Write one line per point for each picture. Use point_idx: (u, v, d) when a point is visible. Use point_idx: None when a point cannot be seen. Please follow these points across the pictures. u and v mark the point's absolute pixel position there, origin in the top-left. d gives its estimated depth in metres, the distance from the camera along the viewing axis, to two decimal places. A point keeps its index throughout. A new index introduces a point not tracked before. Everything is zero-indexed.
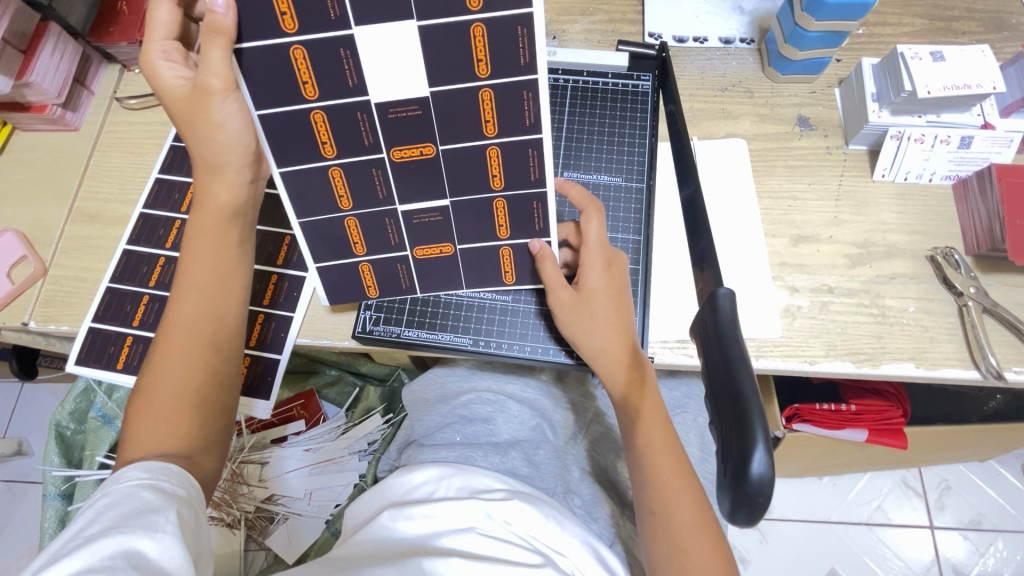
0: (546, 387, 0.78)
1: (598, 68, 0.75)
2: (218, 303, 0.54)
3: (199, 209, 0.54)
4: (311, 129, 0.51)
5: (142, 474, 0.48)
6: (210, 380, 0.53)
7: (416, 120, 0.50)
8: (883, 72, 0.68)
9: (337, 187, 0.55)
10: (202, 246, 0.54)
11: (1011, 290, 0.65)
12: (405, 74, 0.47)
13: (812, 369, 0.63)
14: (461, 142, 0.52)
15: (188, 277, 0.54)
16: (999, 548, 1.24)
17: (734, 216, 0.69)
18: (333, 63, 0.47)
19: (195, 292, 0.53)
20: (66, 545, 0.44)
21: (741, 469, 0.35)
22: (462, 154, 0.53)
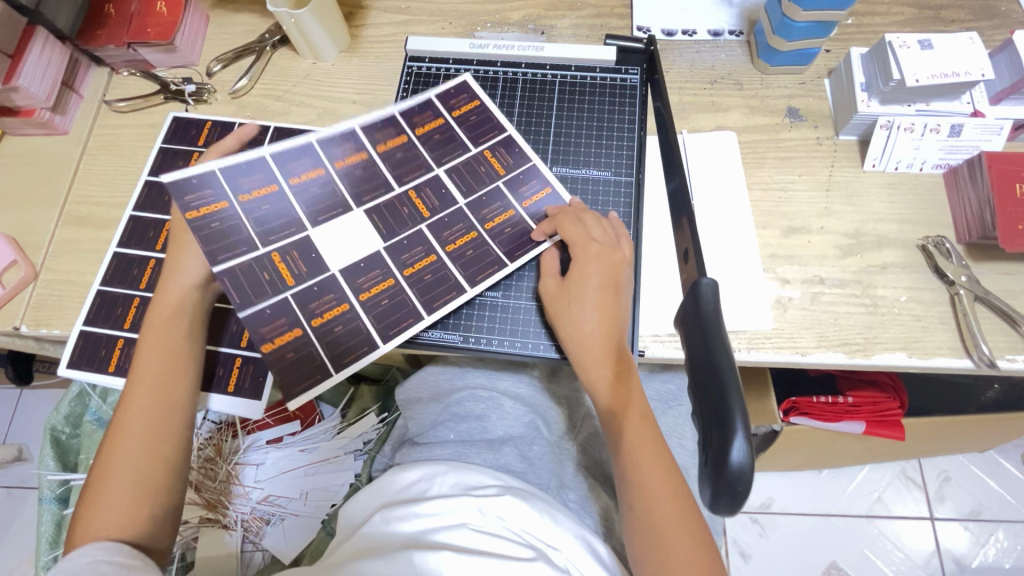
0: (540, 384, 0.78)
1: (586, 63, 0.75)
2: (159, 392, 0.56)
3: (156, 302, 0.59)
4: (406, 157, 0.68)
5: (97, 550, 0.49)
6: (147, 468, 0.54)
7: (387, 208, 0.65)
8: (872, 61, 0.68)
9: (487, 161, 0.69)
10: (156, 331, 0.58)
11: (1005, 278, 0.65)
12: (350, 222, 0.64)
13: (805, 360, 0.63)
14: (397, 239, 0.64)
15: (138, 366, 0.57)
16: (999, 538, 1.24)
17: (725, 209, 0.69)
18: (312, 193, 0.64)
19: (140, 379, 0.56)
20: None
21: (722, 455, 0.34)
22: (393, 257, 0.64)
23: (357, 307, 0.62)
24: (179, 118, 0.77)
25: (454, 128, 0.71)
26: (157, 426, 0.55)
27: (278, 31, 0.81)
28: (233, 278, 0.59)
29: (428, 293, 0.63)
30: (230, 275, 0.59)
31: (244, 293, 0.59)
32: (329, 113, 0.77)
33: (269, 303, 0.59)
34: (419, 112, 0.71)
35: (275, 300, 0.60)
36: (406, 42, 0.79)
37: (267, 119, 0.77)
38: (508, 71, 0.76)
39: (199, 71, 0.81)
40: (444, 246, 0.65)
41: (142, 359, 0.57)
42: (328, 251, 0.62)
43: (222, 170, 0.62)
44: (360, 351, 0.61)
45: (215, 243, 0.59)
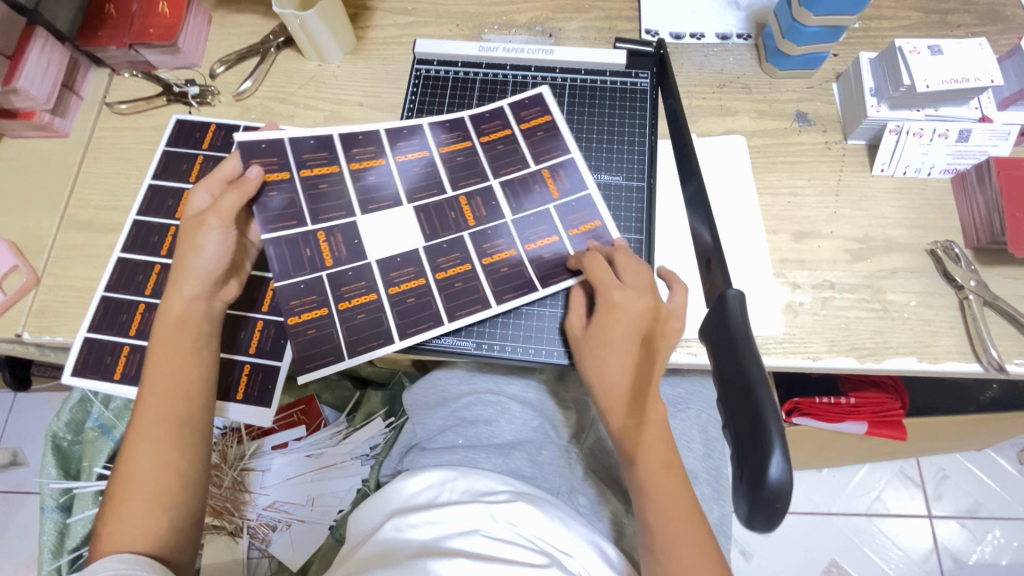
0: (548, 387, 0.78)
1: (596, 66, 0.75)
2: (174, 409, 0.55)
3: (164, 315, 0.57)
4: (466, 160, 0.69)
5: (118, 564, 0.49)
6: (162, 484, 0.53)
7: (439, 208, 0.67)
8: (882, 66, 0.68)
9: (546, 182, 0.68)
10: (165, 344, 0.57)
11: (1012, 282, 0.65)
12: (399, 216, 0.66)
13: (816, 365, 0.63)
14: (439, 240, 0.66)
15: (149, 382, 0.56)
16: (996, 535, 1.26)
17: (735, 214, 0.69)
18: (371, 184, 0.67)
19: (153, 395, 0.55)
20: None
21: (760, 471, 0.33)
22: (429, 258, 0.65)
23: (383, 298, 0.64)
24: (183, 121, 0.76)
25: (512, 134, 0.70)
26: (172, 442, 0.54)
27: (283, 33, 0.80)
28: (280, 251, 0.63)
29: (449, 303, 0.64)
30: (278, 248, 0.63)
31: (285, 265, 0.63)
32: (335, 116, 0.76)
33: (304, 279, 0.64)
34: (489, 121, 0.71)
35: (310, 277, 0.64)
36: (414, 44, 0.78)
37: (273, 123, 0.76)
38: (517, 74, 0.75)
39: (202, 72, 0.80)
40: (480, 259, 0.65)
41: (152, 374, 0.56)
42: (371, 241, 0.65)
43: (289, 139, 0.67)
44: (373, 342, 0.63)
45: (278, 211, 0.64)
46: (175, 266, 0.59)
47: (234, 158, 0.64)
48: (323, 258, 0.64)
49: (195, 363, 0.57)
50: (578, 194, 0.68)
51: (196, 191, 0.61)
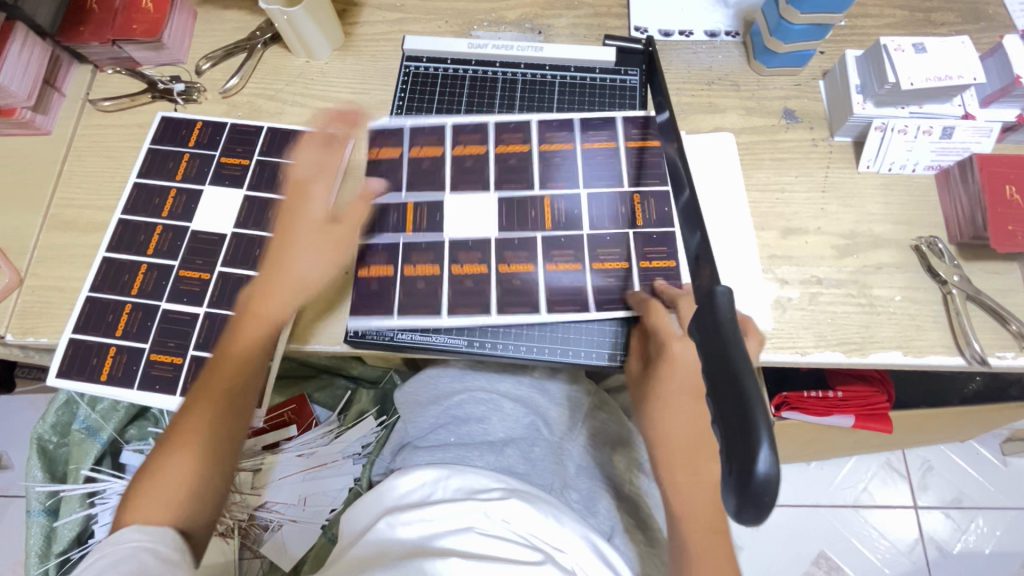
0: (540, 383, 0.79)
1: (585, 63, 0.75)
2: (230, 394, 0.56)
3: (264, 299, 0.59)
4: (562, 170, 0.69)
5: (139, 536, 0.50)
6: (199, 466, 0.54)
7: (527, 203, 0.68)
8: (867, 63, 0.68)
9: (633, 207, 0.67)
10: (242, 334, 0.58)
11: (995, 277, 0.66)
12: (483, 202, 0.69)
13: (804, 360, 0.64)
14: (512, 232, 0.67)
15: (223, 362, 0.57)
16: (979, 524, 1.29)
17: (724, 211, 0.69)
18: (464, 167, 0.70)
19: (218, 376, 0.57)
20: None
21: (747, 469, 0.33)
22: (496, 247, 0.67)
23: (445, 274, 0.66)
24: (168, 118, 0.75)
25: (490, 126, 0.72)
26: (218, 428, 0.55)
27: (269, 29, 0.79)
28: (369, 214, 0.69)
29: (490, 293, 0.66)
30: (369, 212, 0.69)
31: (372, 226, 0.69)
32: (323, 113, 0.76)
33: (384, 242, 0.68)
34: (512, 130, 0.72)
35: (390, 243, 0.68)
36: (403, 40, 0.78)
37: (260, 120, 0.76)
38: (507, 71, 0.76)
39: (188, 69, 0.79)
40: (545, 264, 0.66)
41: (227, 355, 0.58)
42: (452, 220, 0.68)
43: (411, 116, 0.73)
44: (418, 312, 0.65)
45: (377, 176, 0.70)
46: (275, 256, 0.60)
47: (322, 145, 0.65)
48: (404, 227, 0.68)
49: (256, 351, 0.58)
50: (659, 228, 0.67)
51: (324, 177, 0.63)
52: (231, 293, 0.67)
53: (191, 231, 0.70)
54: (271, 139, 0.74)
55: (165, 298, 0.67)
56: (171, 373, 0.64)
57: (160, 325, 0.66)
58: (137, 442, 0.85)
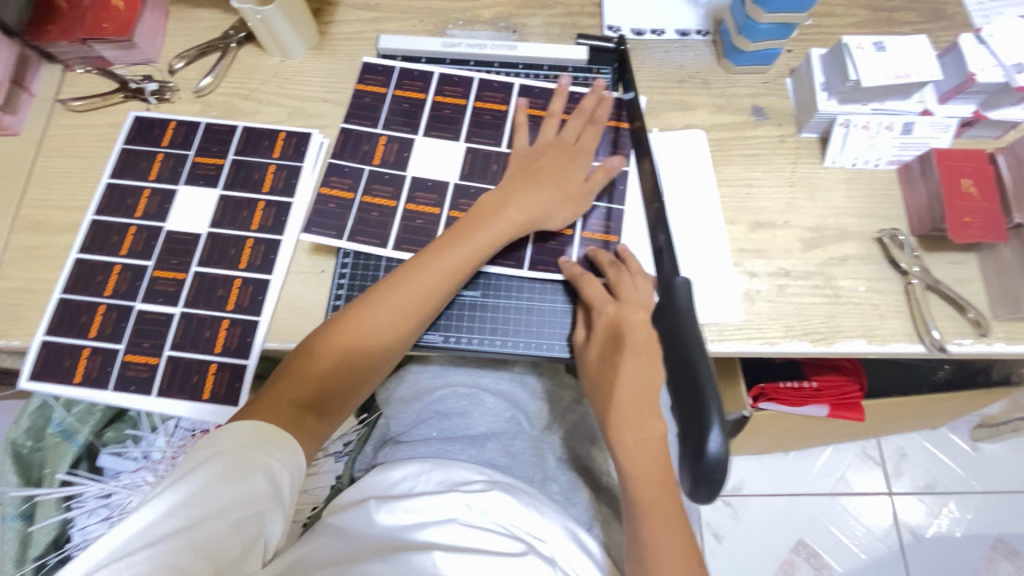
0: (521, 378, 0.80)
1: (558, 61, 0.76)
2: (356, 351, 0.58)
3: (431, 262, 0.61)
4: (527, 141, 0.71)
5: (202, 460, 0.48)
6: (307, 416, 0.55)
7: (489, 155, 0.71)
8: (830, 62, 0.71)
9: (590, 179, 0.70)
10: (430, 291, 0.60)
11: (953, 267, 0.69)
12: (447, 150, 0.71)
13: (773, 350, 0.66)
14: (472, 181, 0.70)
15: (358, 315, 0.59)
16: (950, 508, 1.33)
17: (695, 206, 0.71)
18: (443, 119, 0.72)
19: (354, 331, 0.58)
20: (162, 525, 0.44)
21: (702, 447, 0.32)
22: (453, 193, 0.69)
23: (399, 209, 0.69)
24: (141, 118, 0.75)
25: (467, 116, 0.73)
26: (336, 386, 0.58)
27: (243, 27, 0.78)
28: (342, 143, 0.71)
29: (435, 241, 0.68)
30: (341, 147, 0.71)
31: (343, 150, 0.71)
32: (299, 112, 0.76)
33: (351, 169, 0.70)
34: (493, 89, 0.74)
35: (357, 168, 0.70)
36: (377, 40, 0.78)
37: (235, 119, 0.75)
38: (481, 70, 0.76)
39: (161, 68, 0.78)
40: None
41: (375, 307, 0.59)
42: (417, 159, 0.71)
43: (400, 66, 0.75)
44: (367, 243, 0.68)
45: (359, 112, 0.73)
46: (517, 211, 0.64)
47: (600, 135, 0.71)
48: (372, 159, 0.70)
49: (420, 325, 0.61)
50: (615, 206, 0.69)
51: (563, 202, 0.65)
52: (208, 293, 0.67)
53: (166, 231, 0.70)
54: (246, 138, 0.74)
55: (139, 298, 0.67)
56: (147, 374, 0.64)
57: (135, 325, 0.66)
58: (114, 445, 0.85)
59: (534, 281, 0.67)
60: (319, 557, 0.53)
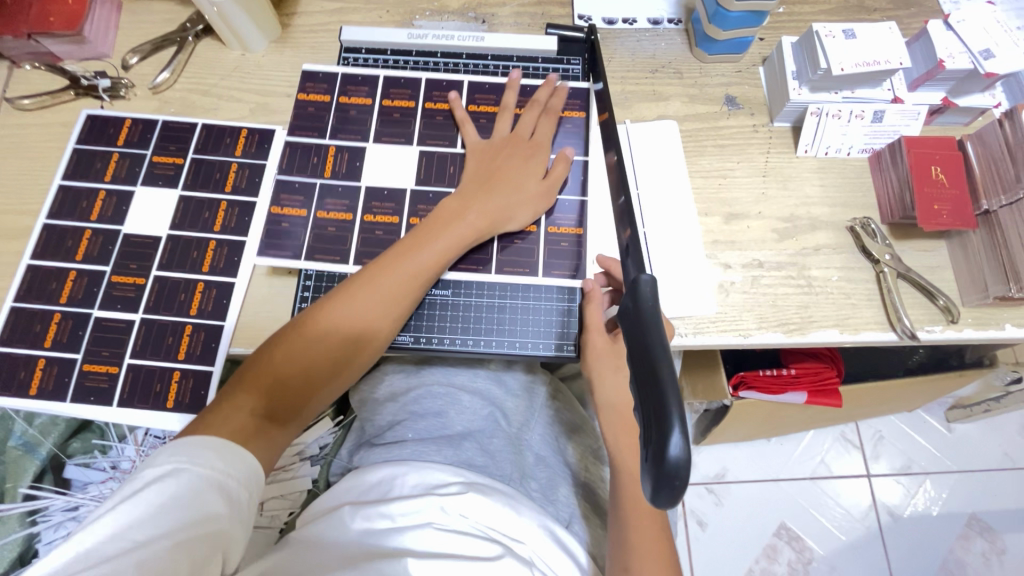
0: (497, 375, 0.79)
1: (528, 52, 0.75)
2: (320, 356, 0.57)
3: (391, 266, 0.60)
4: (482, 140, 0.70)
5: (174, 458, 0.48)
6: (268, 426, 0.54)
7: (445, 157, 0.69)
8: (801, 50, 0.70)
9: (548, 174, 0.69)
10: (390, 296, 0.59)
11: (924, 254, 0.69)
12: (402, 156, 0.69)
13: (747, 342, 0.66)
14: (431, 185, 0.68)
15: (319, 321, 0.58)
16: (926, 488, 1.36)
17: (668, 198, 0.70)
18: (396, 124, 0.70)
19: (312, 338, 0.57)
20: (109, 547, 0.42)
21: (658, 453, 0.31)
22: (411, 201, 0.68)
23: (357, 222, 0.67)
24: (94, 117, 0.72)
25: (418, 119, 0.71)
26: (298, 395, 0.56)
27: (200, 20, 0.75)
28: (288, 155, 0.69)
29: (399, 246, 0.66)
30: (287, 160, 0.69)
31: (291, 165, 0.69)
32: (261, 108, 0.73)
33: (301, 181, 0.68)
34: (443, 88, 0.72)
35: (308, 180, 0.68)
36: (341, 31, 0.75)
37: (193, 116, 0.72)
38: (449, 62, 0.74)
39: (114, 63, 0.75)
40: None
41: (333, 314, 0.58)
42: (372, 167, 0.69)
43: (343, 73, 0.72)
44: (328, 259, 0.66)
45: (306, 123, 0.70)
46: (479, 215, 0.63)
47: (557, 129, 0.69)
48: (323, 170, 0.68)
49: (385, 331, 0.60)
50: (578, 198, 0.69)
51: (524, 202, 0.65)
52: (169, 297, 0.65)
53: (123, 235, 0.67)
54: (206, 136, 0.71)
55: (97, 305, 0.64)
56: (107, 384, 0.62)
57: (93, 334, 0.63)
58: (81, 456, 0.82)
59: (505, 278, 0.66)
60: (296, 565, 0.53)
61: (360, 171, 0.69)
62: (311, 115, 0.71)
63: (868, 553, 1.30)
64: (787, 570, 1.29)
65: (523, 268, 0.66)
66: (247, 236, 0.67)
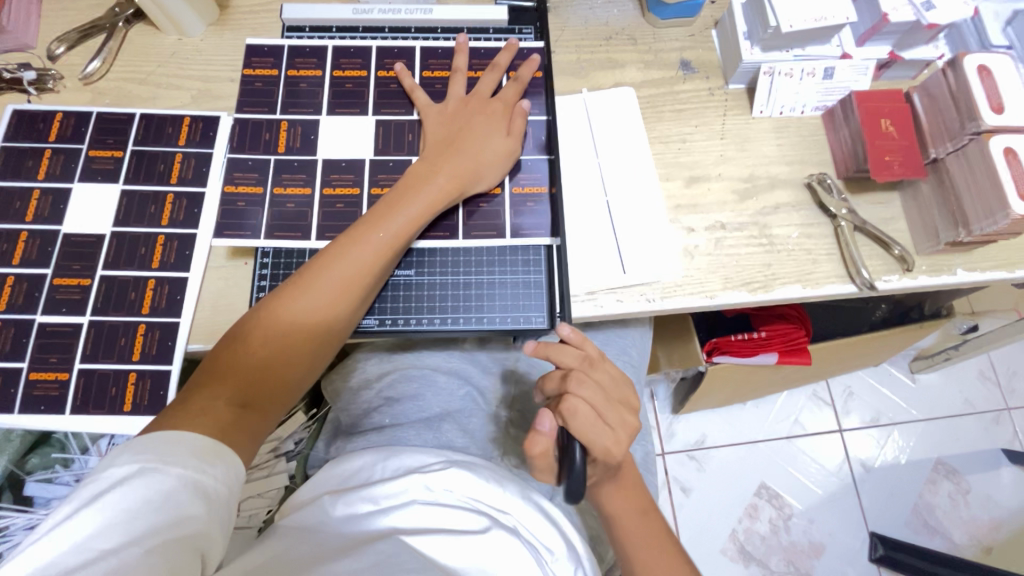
0: (471, 355, 0.78)
1: (478, 23, 0.73)
2: (293, 337, 0.55)
3: (362, 237, 0.58)
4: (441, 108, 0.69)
5: (137, 456, 0.45)
6: (245, 412, 0.53)
7: (402, 126, 0.67)
8: (751, 9, 0.70)
9: None
10: (363, 270, 0.58)
11: (879, 207, 0.71)
12: (358, 130, 0.67)
13: (713, 303, 0.67)
14: (389, 154, 0.66)
15: (289, 301, 0.56)
16: (895, 438, 1.41)
17: (629, 164, 0.70)
18: (349, 97, 0.68)
19: (286, 317, 0.55)
20: (72, 558, 0.40)
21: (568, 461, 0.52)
22: (370, 170, 0.66)
23: (316, 196, 0.65)
24: (20, 111, 0.67)
25: (371, 88, 0.68)
26: (275, 377, 0.55)
27: (130, 4, 0.71)
28: (239, 134, 0.66)
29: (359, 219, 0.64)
30: (238, 141, 0.66)
31: (242, 145, 0.66)
32: (204, 94, 0.70)
33: (253, 157, 0.65)
34: (394, 56, 0.70)
35: (262, 157, 0.66)
36: (282, 10, 0.72)
37: (130, 106, 0.69)
38: (397, 36, 0.72)
39: (38, 54, 0.70)
40: None
41: (303, 295, 0.56)
42: (327, 139, 0.66)
43: (290, 48, 0.70)
44: (289, 236, 0.63)
45: (257, 98, 0.67)
46: (449, 178, 0.62)
47: (514, 83, 0.68)
48: (275, 146, 0.66)
49: (359, 307, 0.59)
50: (538, 162, 0.68)
51: (490, 161, 0.64)
52: (118, 297, 0.62)
53: (63, 235, 0.63)
54: (146, 126, 0.67)
55: (40, 311, 0.61)
56: (58, 392, 0.59)
57: (38, 340, 0.60)
58: (42, 471, 0.78)
59: (472, 251, 0.65)
60: (285, 550, 0.50)
61: (315, 145, 0.66)
62: (258, 93, 0.68)
63: (844, 504, 1.35)
64: (768, 527, 1.33)
65: (487, 238, 0.65)
66: (197, 227, 0.64)
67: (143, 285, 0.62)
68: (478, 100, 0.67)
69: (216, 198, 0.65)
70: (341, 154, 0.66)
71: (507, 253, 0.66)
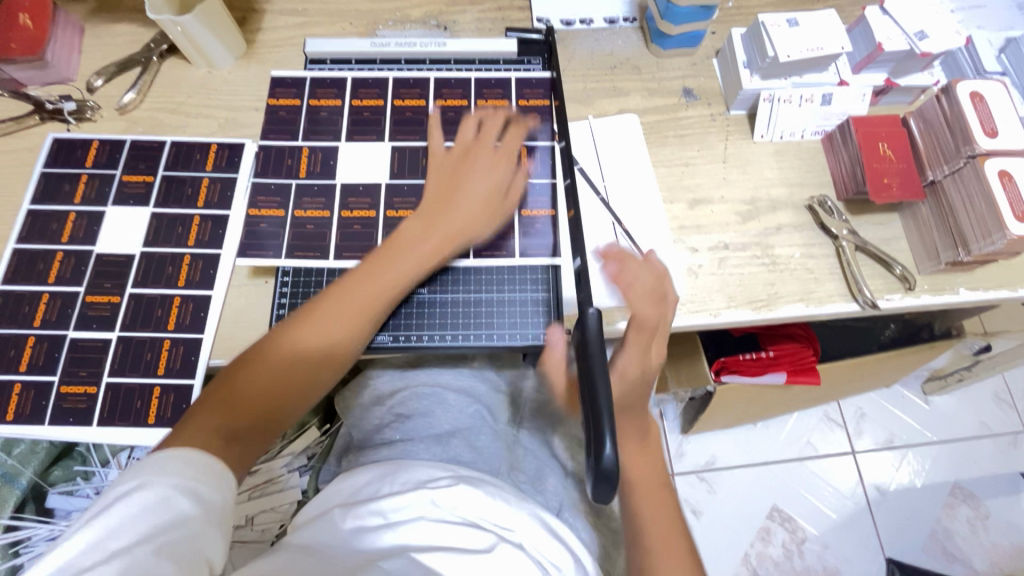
0: (480, 372, 0.81)
1: (489, 55, 0.77)
2: (295, 369, 0.57)
3: (370, 275, 0.61)
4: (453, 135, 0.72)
5: (135, 476, 0.46)
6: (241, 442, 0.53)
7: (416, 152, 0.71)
8: (750, 40, 0.73)
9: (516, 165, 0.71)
10: (367, 306, 0.60)
11: (880, 227, 0.72)
12: (374, 155, 0.70)
13: (718, 321, 0.68)
14: (404, 178, 0.70)
15: (296, 333, 0.58)
16: (910, 461, 1.39)
17: (634, 187, 0.73)
18: (367, 124, 0.72)
19: (292, 349, 0.57)
20: (84, 560, 0.41)
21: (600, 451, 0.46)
22: (386, 193, 0.69)
23: (334, 218, 0.68)
24: (60, 140, 0.72)
25: (387, 116, 0.72)
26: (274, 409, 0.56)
27: (164, 40, 0.76)
28: (263, 160, 0.70)
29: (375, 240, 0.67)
30: (262, 166, 0.70)
31: (266, 170, 0.69)
32: (230, 122, 0.74)
33: (276, 181, 0.69)
34: (410, 86, 0.74)
35: (284, 181, 0.69)
36: (305, 44, 0.77)
37: (161, 134, 0.73)
38: (412, 68, 0.76)
39: (78, 86, 0.75)
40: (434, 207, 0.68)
41: (310, 328, 0.58)
42: (346, 164, 0.70)
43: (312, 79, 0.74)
44: (308, 255, 0.66)
45: (280, 125, 0.71)
46: (457, 223, 0.64)
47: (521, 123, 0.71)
48: (297, 171, 0.69)
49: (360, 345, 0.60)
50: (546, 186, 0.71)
51: (496, 206, 0.66)
52: (145, 314, 0.65)
53: (96, 255, 0.67)
54: (176, 153, 0.71)
55: (72, 326, 0.64)
56: (86, 405, 0.62)
57: (69, 354, 0.63)
58: (63, 484, 0.81)
59: (482, 271, 0.68)
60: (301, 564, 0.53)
61: (334, 169, 0.70)
62: (281, 121, 0.72)
63: (859, 528, 1.33)
64: (781, 552, 1.31)
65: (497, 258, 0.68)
66: (222, 248, 0.68)
67: (169, 302, 0.65)
68: (486, 139, 0.69)
69: (240, 220, 0.69)
70: (358, 178, 0.69)
71: (516, 271, 0.68)
